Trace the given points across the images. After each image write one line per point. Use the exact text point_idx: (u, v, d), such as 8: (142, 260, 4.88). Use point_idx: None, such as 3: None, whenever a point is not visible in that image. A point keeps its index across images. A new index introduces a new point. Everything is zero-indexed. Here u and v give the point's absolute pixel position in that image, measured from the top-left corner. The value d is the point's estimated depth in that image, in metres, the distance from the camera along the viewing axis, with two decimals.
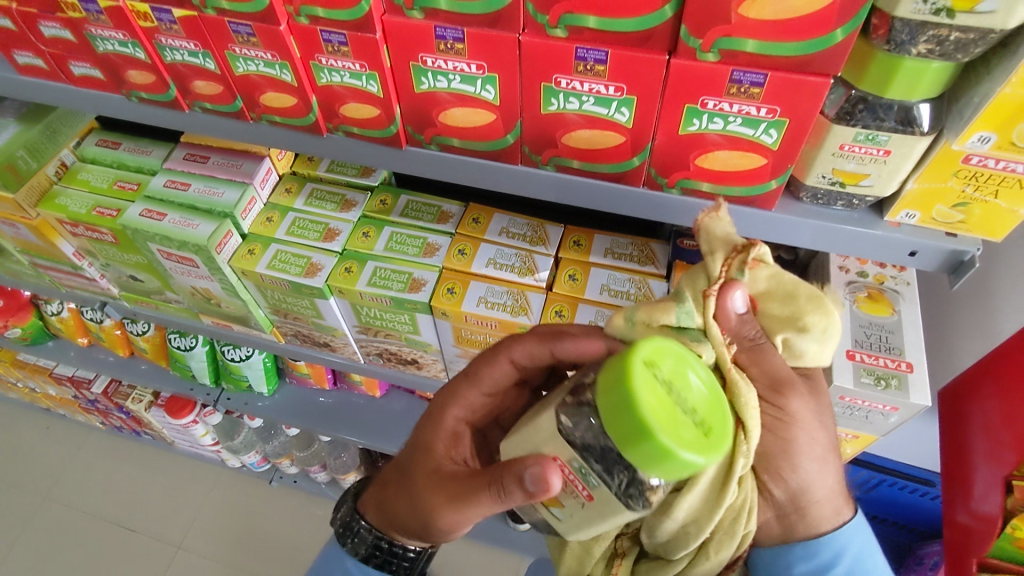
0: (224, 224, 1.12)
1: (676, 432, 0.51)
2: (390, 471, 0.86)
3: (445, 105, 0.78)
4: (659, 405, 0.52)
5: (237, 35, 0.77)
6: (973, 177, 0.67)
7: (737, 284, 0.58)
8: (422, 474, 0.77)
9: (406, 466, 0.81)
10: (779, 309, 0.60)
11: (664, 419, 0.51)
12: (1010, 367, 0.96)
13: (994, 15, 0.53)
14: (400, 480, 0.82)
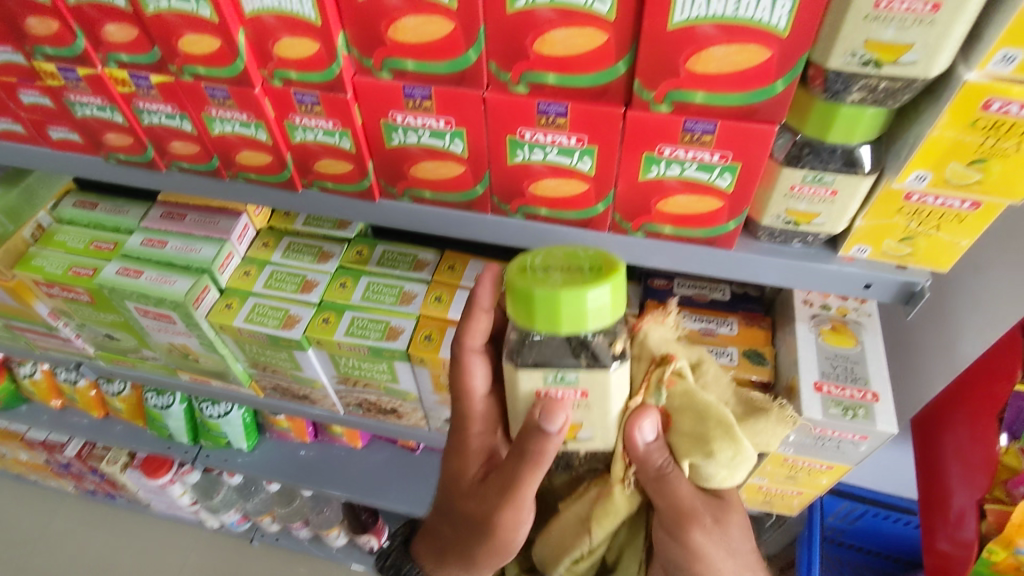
0: (201, 279, 1.13)
1: (566, 280, 0.62)
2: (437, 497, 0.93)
3: (415, 158, 0.81)
4: (543, 273, 0.63)
5: (213, 98, 0.80)
6: (915, 213, 0.71)
7: (642, 411, 0.70)
8: (461, 496, 0.85)
9: (447, 491, 0.88)
10: (689, 425, 0.70)
11: (552, 285, 0.61)
12: (976, 396, 1.02)
13: (916, 65, 0.57)
14: (446, 506, 0.89)
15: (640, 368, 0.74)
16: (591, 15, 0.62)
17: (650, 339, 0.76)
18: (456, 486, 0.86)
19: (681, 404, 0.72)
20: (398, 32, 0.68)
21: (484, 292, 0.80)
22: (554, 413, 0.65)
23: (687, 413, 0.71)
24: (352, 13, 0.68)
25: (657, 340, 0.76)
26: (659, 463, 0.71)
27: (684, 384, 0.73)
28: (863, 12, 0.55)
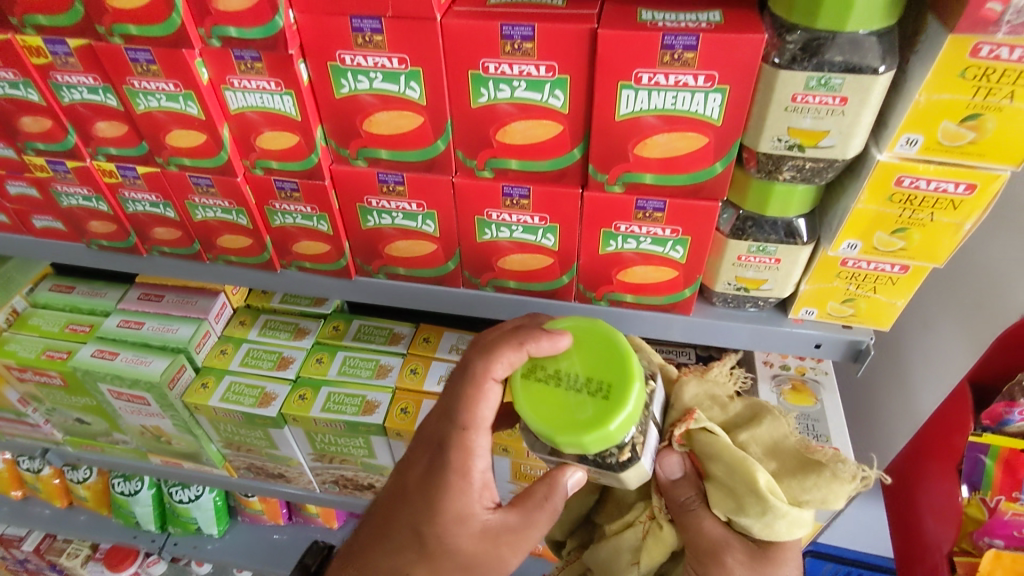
0: (177, 359, 1.14)
1: (571, 413, 0.67)
2: (383, 535, 0.77)
3: (390, 238, 0.86)
4: (551, 401, 0.68)
5: (197, 187, 0.85)
6: (853, 277, 0.77)
7: (665, 452, 0.73)
8: (451, 544, 0.73)
9: (424, 541, 0.73)
10: (718, 472, 0.71)
11: (558, 418, 0.67)
12: (941, 444, 1.01)
13: (834, 148, 0.65)
14: (419, 555, 0.74)
15: (670, 417, 0.76)
16: (547, 109, 0.69)
17: (684, 393, 0.76)
18: (447, 536, 0.73)
19: (711, 454, 0.71)
20: (372, 125, 0.74)
21: (540, 344, 0.70)
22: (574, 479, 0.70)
23: (719, 463, 0.71)
24: (329, 109, 0.74)
25: (691, 393, 0.76)
26: (685, 499, 0.73)
27: (712, 437, 0.71)
28: (784, 104, 0.63)
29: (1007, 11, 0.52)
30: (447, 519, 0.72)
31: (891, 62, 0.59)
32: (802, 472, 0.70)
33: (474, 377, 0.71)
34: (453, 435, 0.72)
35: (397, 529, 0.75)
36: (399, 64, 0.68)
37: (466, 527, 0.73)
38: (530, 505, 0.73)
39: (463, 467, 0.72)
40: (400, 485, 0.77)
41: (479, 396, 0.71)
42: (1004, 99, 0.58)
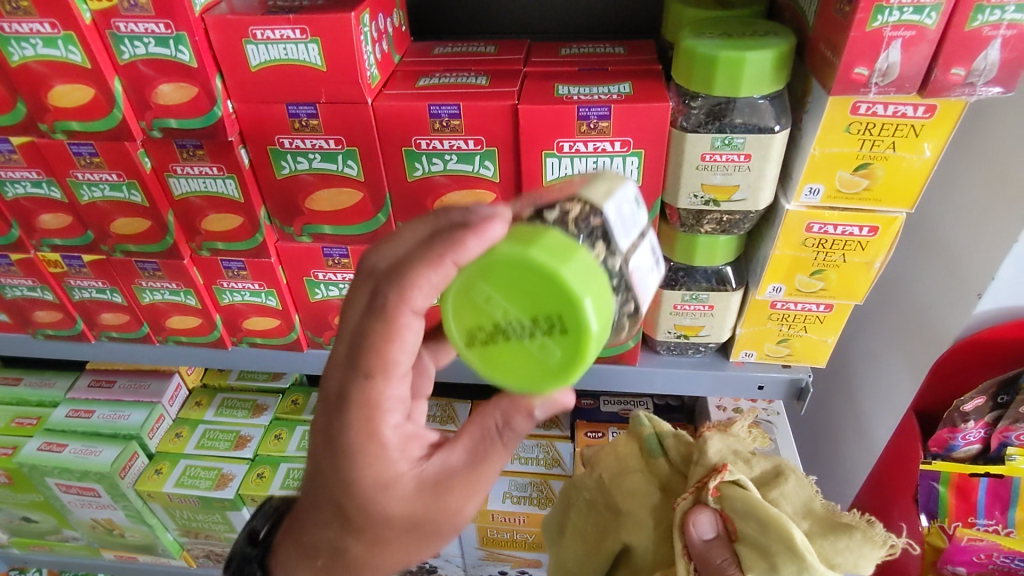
0: (129, 446, 1.12)
1: (536, 364, 0.48)
2: (324, 538, 0.59)
3: (339, 309, 0.88)
4: (502, 356, 0.48)
5: (143, 271, 0.85)
6: (784, 319, 0.81)
7: (696, 510, 0.75)
8: (385, 514, 0.53)
9: (352, 521, 0.54)
10: (753, 530, 0.74)
11: (519, 371, 0.48)
12: (897, 470, 1.02)
13: (746, 200, 0.70)
14: (358, 538, 0.56)
15: (698, 472, 0.80)
16: (479, 179, 0.72)
17: (711, 448, 0.81)
18: (378, 508, 0.52)
19: (743, 510, 0.74)
20: (314, 202, 0.77)
21: (469, 249, 0.44)
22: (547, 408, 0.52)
23: (751, 520, 0.74)
24: (271, 190, 0.77)
25: (717, 450, 0.81)
26: (718, 559, 0.74)
27: (743, 491, 0.76)
28: (695, 163, 0.68)
29: (874, 75, 0.57)
30: (368, 486, 0.51)
31: (785, 121, 0.65)
32: (834, 534, 0.76)
33: (378, 306, 0.46)
34: (348, 383, 0.48)
35: (329, 519, 0.57)
36: (335, 145, 0.72)
37: (393, 490, 0.52)
38: (482, 435, 0.54)
39: (365, 417, 0.48)
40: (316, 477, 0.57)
41: (381, 319, 0.46)
42: (888, 149, 0.63)
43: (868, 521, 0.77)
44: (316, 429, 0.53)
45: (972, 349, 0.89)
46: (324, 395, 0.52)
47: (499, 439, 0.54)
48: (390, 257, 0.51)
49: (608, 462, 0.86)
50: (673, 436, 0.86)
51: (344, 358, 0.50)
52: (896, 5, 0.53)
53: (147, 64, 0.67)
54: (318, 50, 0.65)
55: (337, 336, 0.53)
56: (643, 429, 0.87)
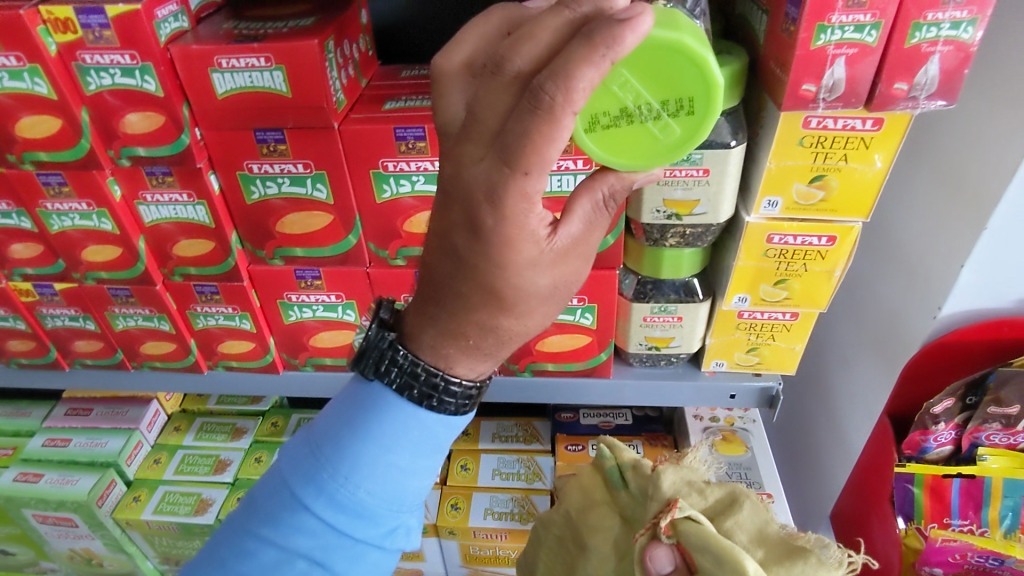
0: (106, 474, 1.11)
1: (657, 144, 0.50)
2: (461, 326, 0.47)
3: (313, 330, 0.88)
4: (628, 138, 0.50)
5: (116, 297, 0.85)
6: (751, 328, 0.82)
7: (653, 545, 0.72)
8: (534, 297, 0.46)
9: (497, 336, 0.48)
10: (709, 564, 0.66)
11: (641, 151, 0.50)
12: (873, 480, 1.04)
13: (707, 214, 0.71)
14: (498, 350, 0.50)
15: (653, 508, 0.78)
16: None
17: (663, 482, 0.78)
18: (520, 296, 0.45)
19: (696, 544, 0.68)
20: (285, 225, 0.78)
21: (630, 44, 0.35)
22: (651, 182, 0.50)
23: (706, 555, 0.67)
24: (242, 215, 0.78)
25: (670, 483, 0.78)
26: None
27: (696, 526, 0.69)
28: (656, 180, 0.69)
29: (821, 91, 0.59)
30: (515, 269, 0.43)
31: (741, 136, 0.67)
32: (788, 558, 0.68)
33: (533, 101, 0.36)
34: (498, 181, 0.39)
35: (462, 328, 0.48)
36: (304, 169, 0.73)
37: (539, 264, 0.44)
38: (594, 207, 0.47)
39: (524, 207, 0.40)
40: (443, 256, 0.45)
41: (546, 118, 0.36)
42: (841, 161, 0.65)
43: (823, 543, 0.69)
44: (453, 228, 0.43)
45: (940, 353, 0.90)
46: (455, 191, 0.41)
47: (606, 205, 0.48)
48: (532, 57, 0.38)
49: (574, 497, 0.91)
50: (632, 467, 0.86)
51: (489, 149, 0.39)
52: (838, 24, 0.55)
53: (113, 94, 0.67)
54: (283, 77, 0.66)
55: (465, 126, 0.41)
56: (605, 461, 0.89)
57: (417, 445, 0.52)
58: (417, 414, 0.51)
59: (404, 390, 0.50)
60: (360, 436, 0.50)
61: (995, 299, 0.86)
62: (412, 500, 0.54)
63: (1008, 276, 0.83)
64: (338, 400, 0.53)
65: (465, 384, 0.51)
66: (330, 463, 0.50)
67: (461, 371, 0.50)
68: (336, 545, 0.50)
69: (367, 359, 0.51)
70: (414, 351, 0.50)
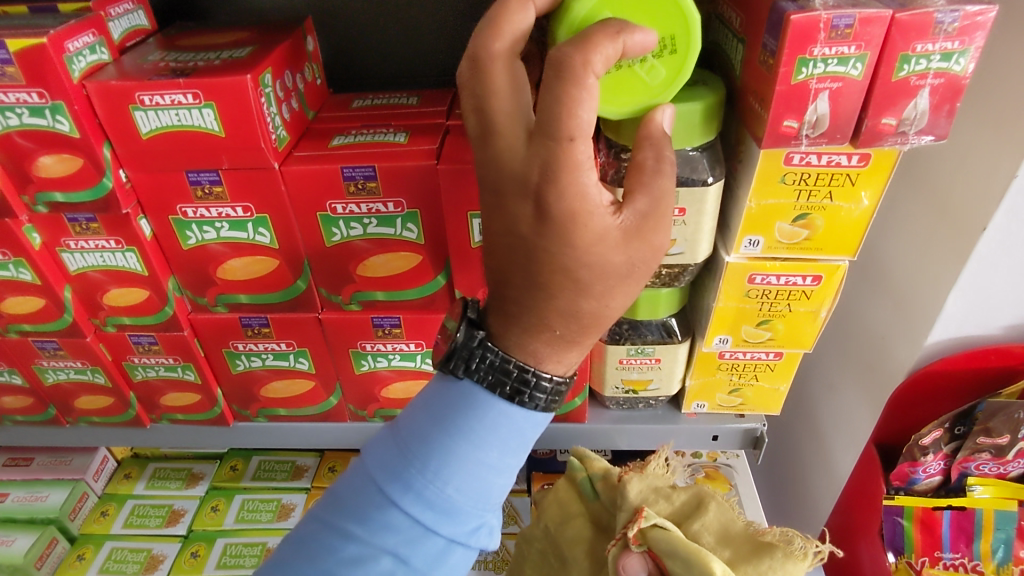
0: (47, 532, 1.02)
1: (643, 85, 0.55)
2: (544, 317, 0.49)
3: (264, 380, 0.81)
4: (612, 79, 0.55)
5: (43, 350, 0.78)
6: (733, 368, 0.77)
7: (627, 551, 0.78)
8: (611, 276, 0.46)
9: (582, 323, 0.49)
10: (678, 566, 0.74)
11: (630, 93, 0.55)
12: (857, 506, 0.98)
13: (683, 254, 0.66)
14: (584, 337, 0.51)
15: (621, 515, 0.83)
16: (403, 241, 0.68)
17: (631, 491, 0.83)
18: (599, 277, 0.46)
19: (666, 550, 0.75)
20: (226, 272, 0.71)
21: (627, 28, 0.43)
22: (672, 122, 0.51)
23: (675, 558, 0.74)
24: (179, 261, 0.71)
25: (638, 491, 0.83)
26: None
27: (665, 533, 0.77)
28: None
29: (804, 127, 0.54)
30: (584, 246, 0.44)
31: (719, 172, 0.62)
32: (757, 556, 0.77)
33: (561, 68, 0.40)
34: (545, 157, 0.41)
35: (543, 319, 0.49)
36: (244, 213, 0.66)
37: (608, 240, 0.45)
38: (653, 175, 0.46)
39: (573, 178, 0.42)
40: (509, 254, 0.47)
41: (573, 84, 0.40)
42: (825, 199, 0.61)
43: (788, 538, 0.77)
44: (520, 223, 0.45)
45: (927, 382, 0.86)
46: (505, 187, 0.45)
47: (660, 166, 0.47)
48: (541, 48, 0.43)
49: (552, 511, 0.91)
50: (602, 477, 0.89)
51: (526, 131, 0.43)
52: (820, 57, 0.51)
53: (23, 135, 0.61)
54: (215, 115, 0.60)
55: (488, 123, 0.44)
56: (576, 473, 0.91)
57: (507, 442, 0.52)
58: (506, 409, 0.52)
59: (494, 387, 0.51)
60: (450, 433, 0.51)
61: (984, 328, 0.82)
62: (495, 499, 0.54)
63: (997, 303, 0.79)
64: (423, 396, 0.54)
65: (555, 379, 0.52)
66: (418, 458, 0.51)
67: (551, 366, 0.51)
68: (420, 544, 0.51)
69: (457, 356, 0.51)
70: (504, 348, 0.51)
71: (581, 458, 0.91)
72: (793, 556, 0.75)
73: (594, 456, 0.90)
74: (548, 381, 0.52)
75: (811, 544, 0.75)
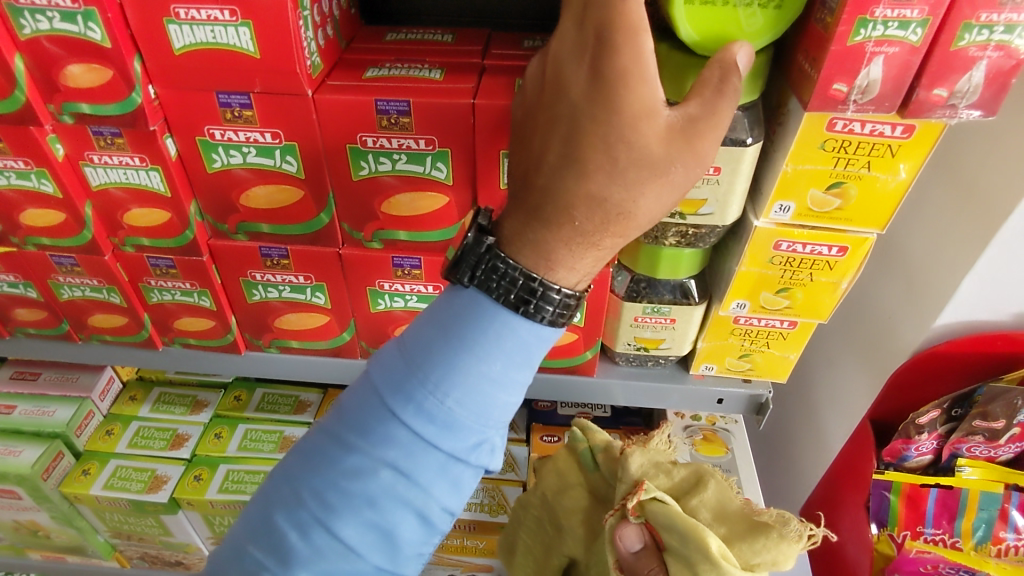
0: (53, 446, 1.04)
1: (738, 30, 0.55)
2: (568, 202, 0.47)
3: (279, 311, 0.82)
4: (713, 15, 0.55)
5: (60, 266, 0.78)
6: (746, 334, 0.78)
7: (625, 523, 0.77)
8: (647, 165, 0.45)
9: (606, 215, 0.47)
10: (676, 542, 0.73)
11: (724, 35, 0.55)
12: (843, 479, 1.00)
13: (713, 215, 0.66)
14: (603, 239, 0.48)
15: (620, 488, 0.81)
16: (430, 181, 0.67)
17: (631, 464, 0.81)
18: (634, 161, 0.45)
19: (663, 524, 0.74)
20: (249, 199, 0.70)
21: None
22: (747, 61, 0.48)
23: (673, 533, 0.73)
24: (202, 184, 0.70)
25: (638, 465, 0.81)
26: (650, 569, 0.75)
27: (664, 507, 0.75)
28: None
29: (853, 92, 0.54)
30: (627, 119, 0.45)
31: (758, 133, 0.61)
32: (752, 535, 0.76)
33: None
34: (602, 16, 0.45)
35: (567, 207, 0.47)
36: (272, 139, 0.65)
37: (652, 120, 0.45)
38: (710, 92, 0.46)
39: (628, 38, 0.44)
40: (551, 126, 0.47)
41: None
42: (862, 169, 0.60)
43: (785, 519, 0.76)
44: (568, 88, 0.47)
45: (931, 365, 0.86)
46: (562, 55, 0.47)
47: (724, 88, 0.46)
48: None
49: (550, 480, 0.91)
50: (603, 450, 0.88)
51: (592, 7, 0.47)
52: (881, 19, 0.50)
53: (52, 41, 0.59)
54: (250, 34, 0.58)
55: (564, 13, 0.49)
56: (577, 444, 0.90)
57: (511, 357, 0.51)
58: (512, 322, 0.51)
59: (501, 295, 0.50)
60: (455, 346, 0.50)
61: (992, 314, 0.81)
62: (499, 417, 0.53)
63: (1008, 291, 0.78)
64: (429, 312, 0.53)
65: (565, 291, 0.50)
66: (424, 370, 0.50)
67: (561, 277, 0.50)
68: (420, 458, 0.50)
69: (464, 262, 0.51)
70: (514, 254, 0.50)
71: (583, 430, 0.90)
72: (788, 538, 0.74)
73: (598, 429, 0.90)
74: (557, 294, 0.50)
75: (807, 528, 0.74)
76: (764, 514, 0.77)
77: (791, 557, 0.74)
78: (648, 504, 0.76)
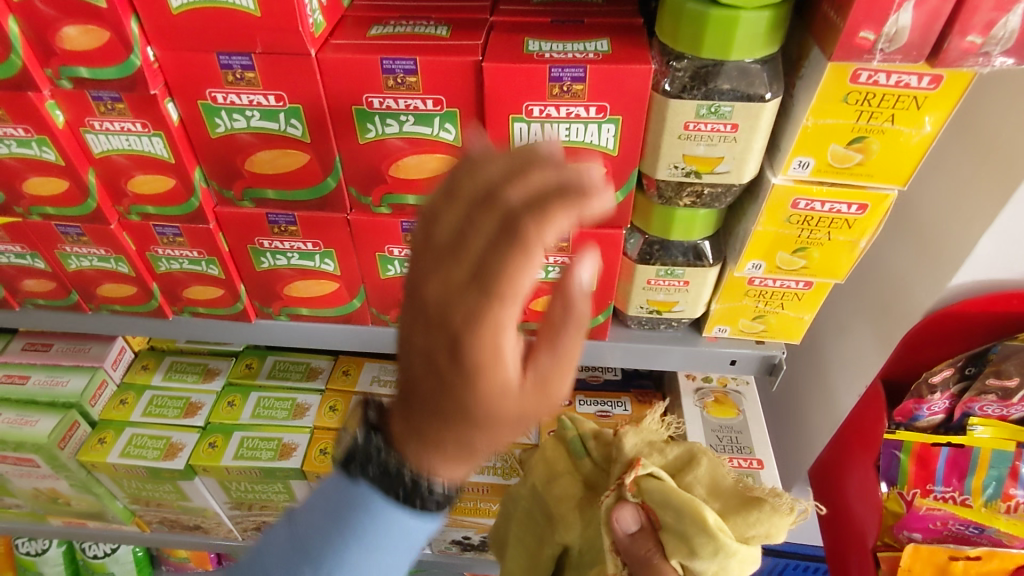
0: (68, 415, 1.05)
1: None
2: (439, 441, 0.44)
3: (288, 279, 0.81)
4: None
5: (66, 236, 0.77)
6: (761, 295, 0.77)
7: (621, 505, 0.76)
8: (504, 421, 0.42)
9: (474, 448, 0.45)
10: (672, 518, 0.74)
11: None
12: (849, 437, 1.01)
13: (730, 173, 0.64)
14: (484, 459, 0.47)
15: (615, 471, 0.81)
16: (439, 143, 0.65)
17: (625, 445, 0.82)
18: (496, 422, 0.42)
19: (660, 501, 0.75)
20: (254, 164, 0.69)
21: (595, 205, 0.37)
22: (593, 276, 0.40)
23: (670, 509, 0.74)
24: (206, 149, 0.68)
25: (632, 446, 0.82)
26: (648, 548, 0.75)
27: (659, 483, 0.76)
28: (676, 132, 0.62)
29: (880, 41, 0.52)
30: (485, 396, 0.41)
31: (777, 88, 0.60)
32: (745, 508, 0.77)
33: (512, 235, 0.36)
34: (477, 309, 0.37)
35: (437, 439, 0.44)
36: (276, 102, 0.63)
37: (511, 396, 0.41)
38: (567, 333, 0.42)
39: (490, 339, 0.38)
40: (429, 391, 0.42)
41: (522, 252, 0.36)
42: (886, 123, 0.58)
43: (776, 493, 0.78)
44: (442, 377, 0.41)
45: (946, 325, 0.85)
46: (439, 351, 0.40)
47: (573, 330, 0.41)
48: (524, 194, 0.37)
49: (539, 471, 0.91)
50: (594, 437, 0.90)
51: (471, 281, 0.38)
52: None
53: (46, 2, 0.57)
54: None
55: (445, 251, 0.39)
56: (566, 432, 0.91)
57: (397, 550, 0.51)
58: (394, 518, 0.50)
59: (388, 488, 0.49)
60: (343, 542, 0.49)
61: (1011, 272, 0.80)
62: None
63: None
64: (315, 495, 0.52)
65: (449, 486, 0.49)
66: (314, 562, 0.50)
67: (442, 480, 0.48)
68: None
69: (356, 460, 0.50)
70: (398, 458, 0.48)
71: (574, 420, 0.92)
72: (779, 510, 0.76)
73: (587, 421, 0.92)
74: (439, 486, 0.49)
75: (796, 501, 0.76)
76: (755, 490, 0.79)
77: (783, 531, 0.76)
78: (645, 484, 0.77)
